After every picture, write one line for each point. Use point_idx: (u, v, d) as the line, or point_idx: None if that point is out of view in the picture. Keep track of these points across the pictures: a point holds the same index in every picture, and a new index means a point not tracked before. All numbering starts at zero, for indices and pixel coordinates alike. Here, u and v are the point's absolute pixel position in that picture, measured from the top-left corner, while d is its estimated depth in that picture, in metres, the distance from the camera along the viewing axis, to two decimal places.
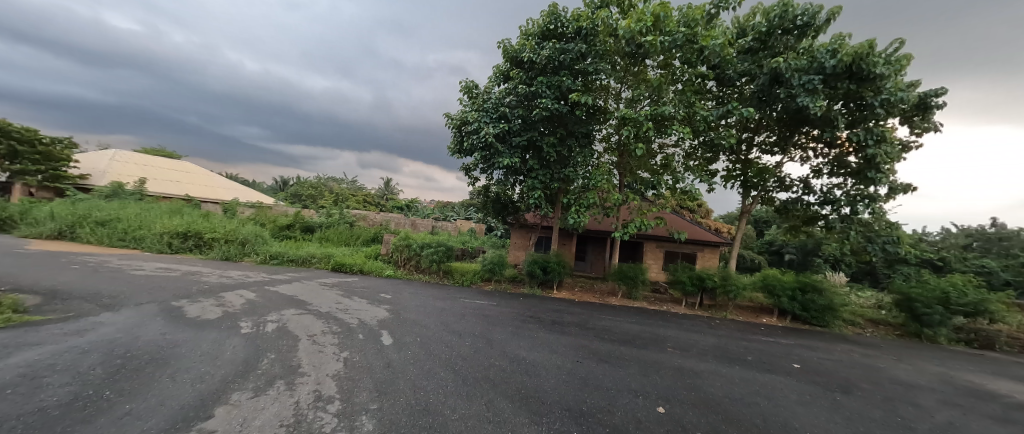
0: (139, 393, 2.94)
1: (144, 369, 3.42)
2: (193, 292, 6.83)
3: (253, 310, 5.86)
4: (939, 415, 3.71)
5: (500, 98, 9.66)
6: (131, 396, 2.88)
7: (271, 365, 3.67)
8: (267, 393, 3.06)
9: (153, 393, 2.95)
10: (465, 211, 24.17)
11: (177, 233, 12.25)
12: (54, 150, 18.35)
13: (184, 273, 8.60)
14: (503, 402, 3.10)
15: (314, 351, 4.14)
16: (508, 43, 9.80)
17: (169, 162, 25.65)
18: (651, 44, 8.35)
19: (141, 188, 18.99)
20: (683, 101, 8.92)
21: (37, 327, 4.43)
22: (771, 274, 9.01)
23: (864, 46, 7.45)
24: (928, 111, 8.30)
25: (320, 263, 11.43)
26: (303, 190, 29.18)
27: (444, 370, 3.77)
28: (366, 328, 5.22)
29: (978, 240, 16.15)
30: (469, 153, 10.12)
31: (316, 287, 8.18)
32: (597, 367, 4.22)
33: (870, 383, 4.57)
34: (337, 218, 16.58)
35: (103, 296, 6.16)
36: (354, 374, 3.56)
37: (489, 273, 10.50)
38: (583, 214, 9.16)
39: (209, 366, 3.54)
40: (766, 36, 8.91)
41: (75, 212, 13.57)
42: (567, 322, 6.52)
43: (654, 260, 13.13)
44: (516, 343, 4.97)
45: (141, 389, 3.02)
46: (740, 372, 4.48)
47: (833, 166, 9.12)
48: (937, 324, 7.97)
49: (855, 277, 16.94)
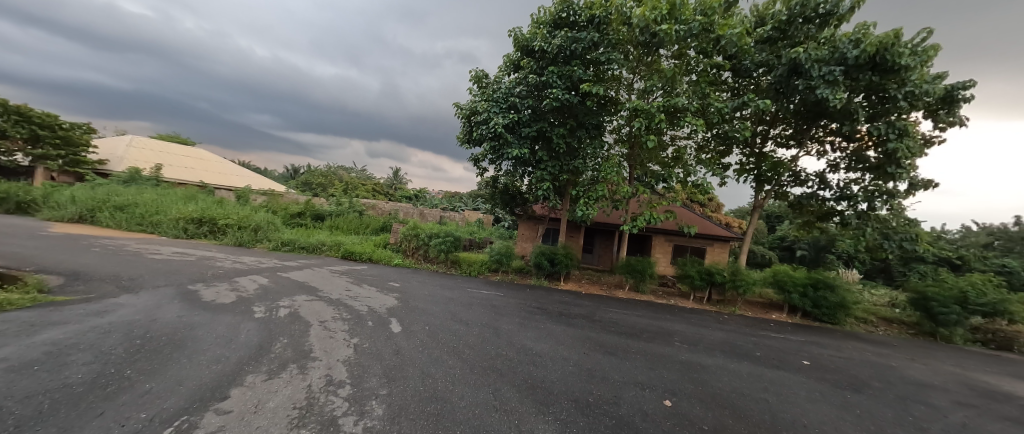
0: (159, 373, 3.03)
1: (163, 350, 3.52)
2: (209, 277, 7.03)
3: (265, 295, 6.00)
4: (953, 416, 3.66)
5: (510, 88, 9.53)
6: (151, 376, 2.97)
7: (284, 349, 3.75)
8: (280, 376, 3.13)
9: (171, 373, 3.04)
10: (474, 202, 24.31)
11: (193, 219, 12.52)
12: (73, 135, 18.78)
13: (200, 258, 8.81)
14: (510, 392, 3.13)
15: (325, 337, 4.22)
16: (519, 31, 9.65)
17: (184, 149, 25.96)
18: (665, 33, 8.13)
19: (157, 174, 19.41)
20: (697, 92, 8.68)
21: (62, 307, 4.60)
22: (783, 270, 8.87)
23: (889, 35, 7.17)
24: (955, 105, 7.97)
25: (330, 250, 11.64)
26: (314, 178, 29.61)
27: (452, 358, 3.83)
28: (375, 315, 5.32)
29: (999, 239, 15.83)
30: (478, 142, 10.06)
31: (326, 274, 8.35)
32: (603, 359, 4.23)
33: (882, 382, 4.50)
34: (347, 207, 16.77)
35: (122, 278, 6.36)
36: (364, 359, 3.62)
37: (496, 264, 10.54)
38: (592, 207, 9.13)
39: (223, 349, 3.63)
40: (786, 25, 8.61)
41: (96, 197, 13.93)
42: (574, 314, 6.54)
43: (663, 254, 13.04)
44: (523, 334, 4.99)
45: (160, 369, 3.11)
46: (748, 368, 4.45)
47: (851, 161, 8.88)
48: (954, 324, 7.76)
49: (869, 274, 16.67)
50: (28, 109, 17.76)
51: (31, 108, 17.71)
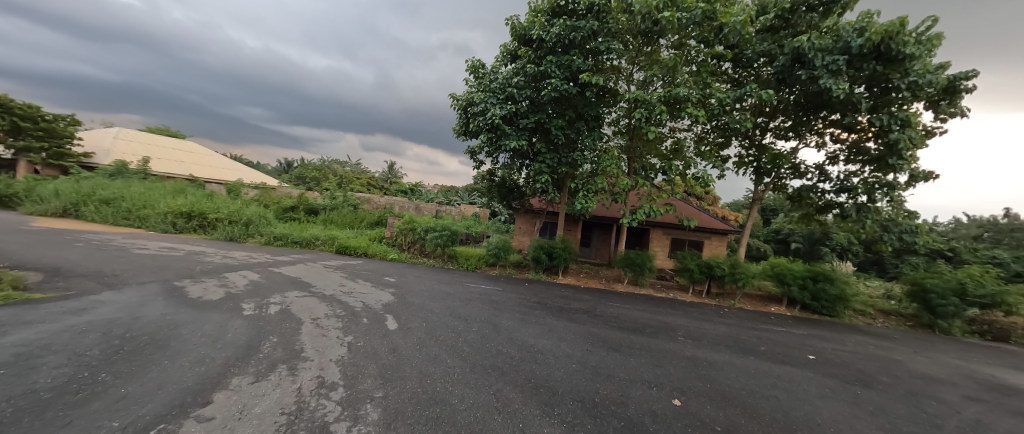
0: (137, 376, 2.91)
1: (144, 351, 3.40)
2: (197, 272, 6.87)
3: (255, 291, 5.88)
4: (966, 411, 3.64)
5: (508, 79, 9.37)
6: (128, 379, 2.85)
7: (273, 349, 3.64)
8: (268, 378, 3.03)
9: (150, 376, 2.92)
10: (470, 196, 24.23)
11: (181, 213, 12.30)
12: (57, 127, 18.28)
13: (188, 253, 8.63)
14: (512, 393, 3.06)
15: (318, 335, 4.12)
16: (516, 19, 9.47)
17: (174, 142, 25.55)
18: (668, 20, 8.00)
19: (145, 168, 19.06)
20: (699, 82, 8.57)
21: (37, 305, 4.44)
22: (782, 263, 8.88)
23: (895, 24, 7.08)
24: (957, 95, 7.95)
25: (324, 245, 11.52)
26: (308, 172, 29.35)
27: (451, 356, 3.75)
28: (371, 311, 5.22)
29: (989, 231, 16.01)
30: (475, 134, 9.90)
31: (320, 269, 8.22)
32: (607, 356, 4.18)
33: (890, 376, 4.49)
34: (341, 201, 16.60)
35: (104, 274, 6.19)
36: (359, 359, 3.53)
37: (494, 258, 10.46)
38: (591, 200, 9.03)
39: (209, 349, 3.52)
40: (789, 13, 8.50)
41: (80, 190, 13.61)
42: (575, 309, 6.47)
43: (661, 248, 13.05)
44: (524, 330, 4.93)
45: (139, 372, 2.99)
46: (755, 363, 4.41)
47: (851, 153, 8.85)
48: (951, 316, 7.82)
49: (862, 267, 16.91)
50: (7, 100, 17.21)
51: (11, 99, 17.15)
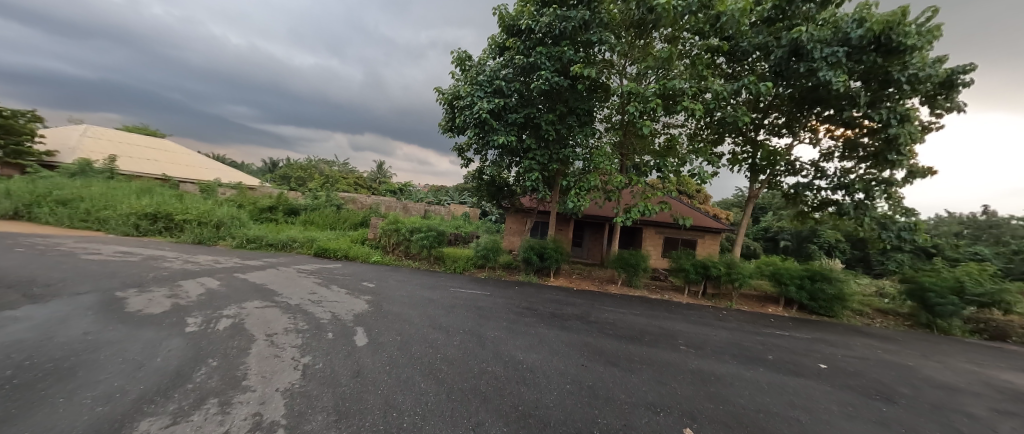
0: (18, 421, 2.52)
1: (40, 385, 3.01)
2: (148, 280, 6.44)
3: (209, 302, 5.48)
4: (1000, 429, 3.47)
5: (496, 71, 9.09)
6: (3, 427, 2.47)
7: (207, 378, 3.29)
8: (189, 419, 2.67)
9: (34, 421, 2.55)
10: (459, 195, 23.93)
11: (146, 215, 11.74)
12: (15, 123, 17.32)
13: (146, 258, 8.16)
14: (496, 427, 2.78)
15: (268, 357, 3.78)
16: (504, 9, 9.19)
17: (148, 141, 24.68)
18: (664, 9, 7.82)
19: (112, 167, 18.30)
20: (694, 75, 8.42)
21: None
22: (779, 263, 8.76)
23: (896, 14, 7.00)
24: (954, 90, 7.91)
25: (302, 247, 11.08)
26: (292, 172, 28.71)
27: (426, 380, 3.45)
28: (338, 324, 4.89)
29: (969, 228, 16.34)
30: (461, 130, 9.59)
31: (292, 274, 7.83)
32: (606, 372, 3.94)
33: (909, 387, 4.33)
34: (324, 201, 16.15)
35: (36, 284, 5.70)
36: (311, 388, 3.20)
37: (483, 259, 10.17)
38: (583, 198, 8.77)
39: (124, 381, 3.14)
40: (785, 5, 8.39)
41: (35, 191, 12.82)
42: (568, 315, 6.22)
43: (654, 247, 12.92)
44: (513, 342, 4.66)
45: (21, 415, 2.60)
46: (765, 376, 4.21)
47: (846, 149, 8.80)
48: (950, 315, 7.78)
49: (849, 264, 17.12)
50: None
51: None
